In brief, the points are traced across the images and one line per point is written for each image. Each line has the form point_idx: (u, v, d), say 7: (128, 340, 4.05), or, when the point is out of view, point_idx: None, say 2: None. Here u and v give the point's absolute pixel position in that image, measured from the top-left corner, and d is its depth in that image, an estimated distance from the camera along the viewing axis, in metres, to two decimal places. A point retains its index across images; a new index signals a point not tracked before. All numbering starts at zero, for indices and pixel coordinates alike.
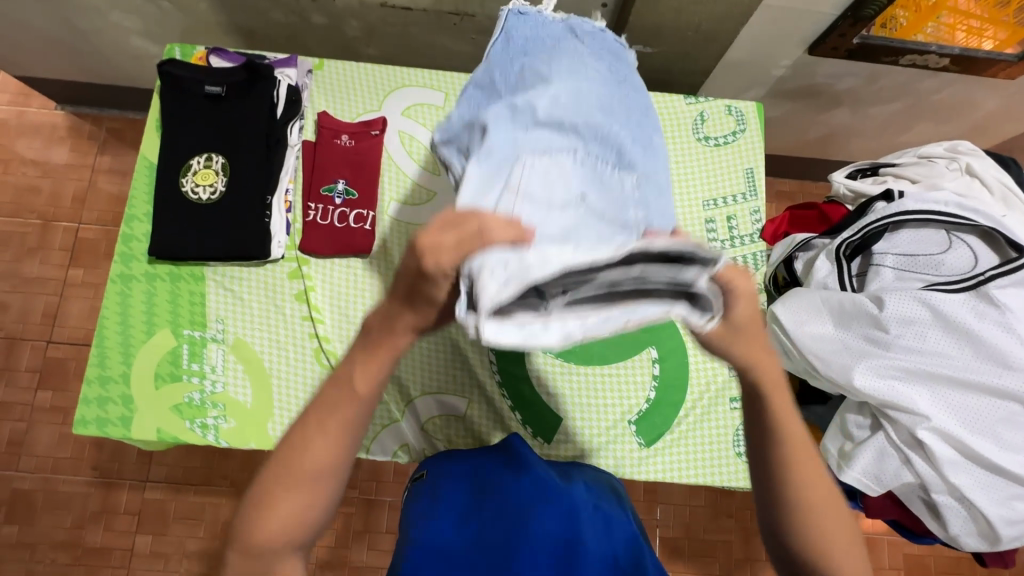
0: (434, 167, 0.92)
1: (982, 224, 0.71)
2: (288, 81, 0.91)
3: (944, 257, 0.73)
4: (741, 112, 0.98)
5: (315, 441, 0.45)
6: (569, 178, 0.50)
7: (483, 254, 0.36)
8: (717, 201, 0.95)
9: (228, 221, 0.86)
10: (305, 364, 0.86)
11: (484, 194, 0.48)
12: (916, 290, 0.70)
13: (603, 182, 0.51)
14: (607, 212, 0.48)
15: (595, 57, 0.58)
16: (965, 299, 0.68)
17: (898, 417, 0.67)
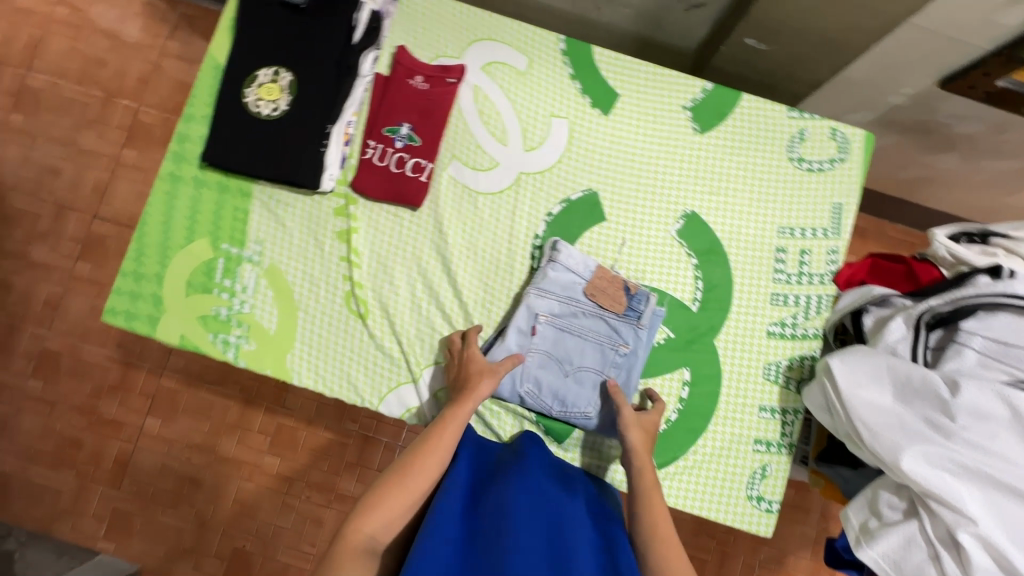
0: (502, 136, 0.88)
1: None
2: (371, 6, 0.85)
3: None
4: (846, 138, 0.88)
5: (414, 466, 0.68)
6: (579, 359, 0.83)
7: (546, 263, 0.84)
8: (794, 230, 0.87)
9: (282, 143, 0.82)
10: (333, 305, 0.84)
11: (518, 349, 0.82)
12: (999, 384, 0.64)
13: (604, 362, 0.83)
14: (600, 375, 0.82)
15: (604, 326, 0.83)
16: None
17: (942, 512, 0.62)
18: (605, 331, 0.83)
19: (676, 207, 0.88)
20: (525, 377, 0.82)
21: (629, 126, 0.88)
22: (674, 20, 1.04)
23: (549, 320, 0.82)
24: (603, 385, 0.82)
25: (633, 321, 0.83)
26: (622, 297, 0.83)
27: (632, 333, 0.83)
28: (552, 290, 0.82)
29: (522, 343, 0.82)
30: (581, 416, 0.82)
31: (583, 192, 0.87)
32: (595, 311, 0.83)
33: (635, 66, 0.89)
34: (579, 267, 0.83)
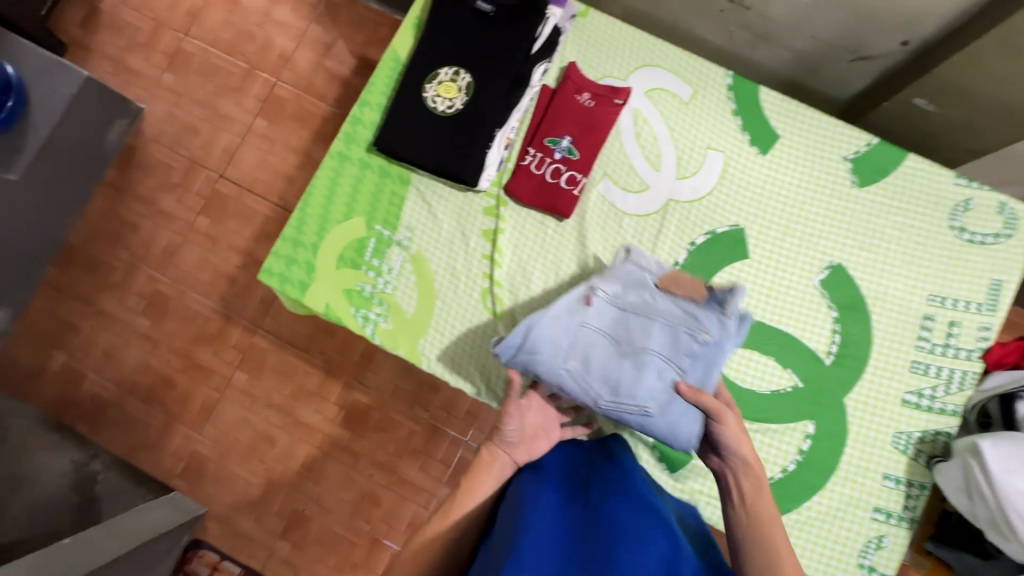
0: (655, 161, 0.89)
1: None
2: (553, 21, 0.88)
3: None
4: (1016, 214, 0.85)
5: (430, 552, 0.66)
6: (643, 341, 0.74)
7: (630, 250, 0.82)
8: (944, 300, 0.85)
9: (451, 138, 0.86)
10: (470, 299, 0.87)
11: (566, 319, 0.76)
12: None
13: (675, 347, 0.74)
14: (666, 363, 0.73)
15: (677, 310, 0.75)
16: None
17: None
18: (682, 316, 0.75)
19: (822, 257, 0.86)
20: (574, 350, 0.75)
21: (783, 169, 0.88)
22: (837, 68, 1.02)
23: (610, 298, 0.78)
24: (669, 375, 0.73)
25: (716, 309, 0.74)
26: (701, 289, 0.77)
27: (718, 321, 0.73)
28: (617, 276, 0.80)
29: (572, 312, 0.77)
30: (639, 412, 0.73)
31: (729, 227, 0.87)
32: (670, 300, 0.76)
33: (799, 112, 0.89)
34: (648, 267, 0.79)
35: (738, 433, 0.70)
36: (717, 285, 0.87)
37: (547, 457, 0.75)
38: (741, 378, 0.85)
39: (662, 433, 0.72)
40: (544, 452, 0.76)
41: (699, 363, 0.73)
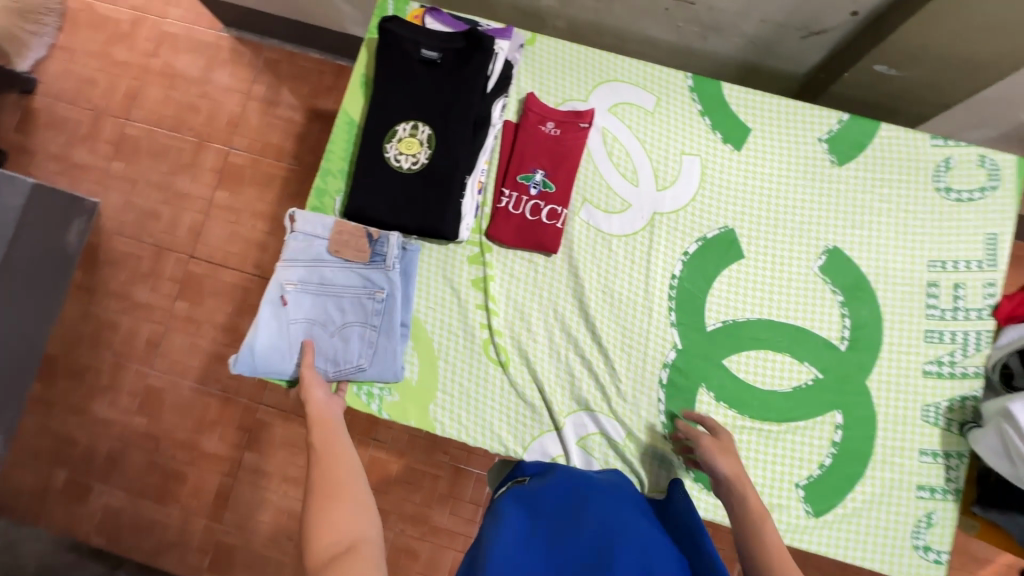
0: (632, 177, 0.87)
1: None
2: (503, 54, 0.86)
3: None
4: (997, 165, 0.85)
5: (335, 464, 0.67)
6: (344, 313, 0.84)
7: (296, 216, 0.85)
8: (945, 264, 0.84)
9: (423, 195, 0.83)
10: (473, 353, 0.85)
11: (271, 326, 0.82)
12: None
13: (365, 308, 0.84)
14: (365, 324, 0.84)
15: (353, 276, 0.84)
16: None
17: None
18: (360, 282, 0.84)
19: (816, 244, 0.85)
20: (289, 350, 0.83)
21: (760, 162, 0.87)
22: (789, 47, 1.02)
23: (299, 287, 0.83)
24: (369, 336, 0.83)
25: (381, 265, 0.84)
26: (365, 245, 0.84)
27: (384, 277, 0.84)
28: (297, 259, 0.84)
29: (273, 314, 0.83)
30: (356, 369, 0.83)
31: (719, 230, 0.86)
32: (342, 265, 0.84)
33: (765, 102, 0.88)
34: (316, 236, 0.84)
35: (731, 462, 0.72)
36: (718, 292, 0.85)
37: (545, 484, 0.70)
38: (760, 380, 0.83)
39: (376, 376, 0.83)
40: (543, 484, 0.70)
41: (391, 301, 0.84)
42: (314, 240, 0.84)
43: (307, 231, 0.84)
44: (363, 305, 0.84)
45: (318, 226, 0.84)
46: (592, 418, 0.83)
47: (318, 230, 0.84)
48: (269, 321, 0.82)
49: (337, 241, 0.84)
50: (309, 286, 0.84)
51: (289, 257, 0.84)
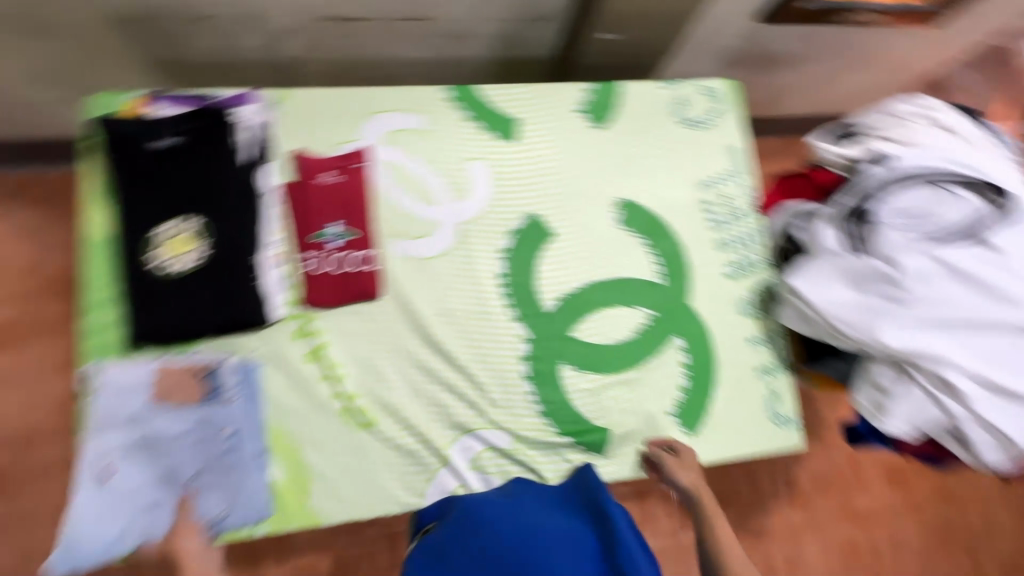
0: (429, 197, 0.88)
1: (969, 175, 0.76)
2: (249, 122, 0.82)
3: (938, 210, 0.77)
4: (717, 90, 0.99)
5: None
6: (187, 466, 0.75)
7: (100, 368, 0.74)
8: (709, 181, 0.97)
9: (216, 290, 0.76)
10: (335, 427, 0.80)
11: (92, 508, 0.70)
12: (922, 246, 0.76)
13: (211, 452, 0.75)
14: (217, 470, 0.75)
15: (189, 422, 0.75)
16: (963, 251, 0.75)
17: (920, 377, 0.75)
18: (199, 425, 0.76)
19: (609, 201, 0.93)
20: (126, 529, 0.72)
21: (537, 146, 0.92)
22: (529, 36, 1.11)
23: (122, 455, 0.72)
24: (223, 482, 0.75)
25: (221, 400, 0.76)
26: (197, 383, 0.76)
27: (227, 411, 0.76)
28: (113, 422, 0.73)
29: (92, 494, 0.71)
30: (216, 522, 0.75)
31: (525, 218, 0.90)
32: (173, 411, 0.75)
33: (522, 90, 0.93)
34: (132, 388, 0.74)
35: (691, 479, 0.82)
36: (544, 273, 0.89)
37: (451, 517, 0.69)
38: (607, 337, 0.89)
39: (242, 520, 0.76)
40: (447, 519, 0.69)
41: (239, 434, 0.76)
42: (130, 392, 0.74)
43: (119, 384, 0.73)
44: (208, 448, 0.75)
45: (132, 377, 0.74)
46: (476, 437, 0.83)
47: (134, 380, 0.74)
48: (89, 503, 0.70)
49: (160, 386, 0.74)
50: (134, 448, 0.73)
51: (101, 422, 0.72)
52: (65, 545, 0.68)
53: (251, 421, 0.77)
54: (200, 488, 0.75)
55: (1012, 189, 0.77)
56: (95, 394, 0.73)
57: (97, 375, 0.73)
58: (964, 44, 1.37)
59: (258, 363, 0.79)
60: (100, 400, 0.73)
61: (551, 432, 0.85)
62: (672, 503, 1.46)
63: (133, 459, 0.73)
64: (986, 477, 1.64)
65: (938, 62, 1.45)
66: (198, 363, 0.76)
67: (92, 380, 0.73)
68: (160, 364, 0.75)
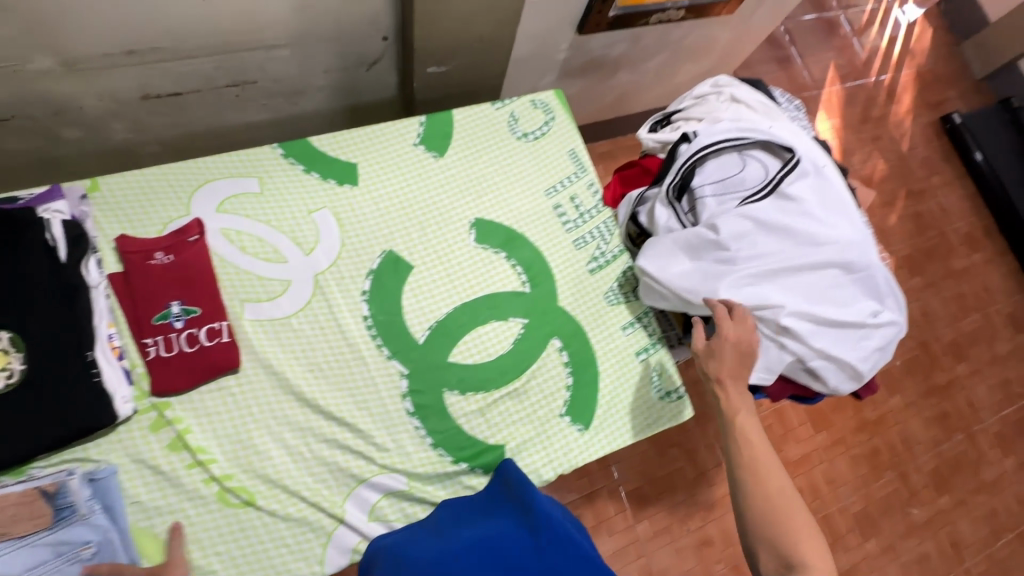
0: (277, 256, 0.87)
1: (760, 137, 0.84)
2: (60, 217, 0.77)
3: (744, 174, 0.85)
4: (545, 102, 1.06)
5: None
6: None
7: None
8: (557, 187, 1.02)
9: (43, 404, 0.70)
10: (212, 515, 0.75)
11: None
12: (737, 207, 0.82)
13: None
14: None
15: (36, 549, 0.68)
16: (770, 204, 0.82)
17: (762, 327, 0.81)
18: (52, 550, 0.69)
19: (462, 223, 0.95)
20: None
21: (381, 185, 0.94)
22: (366, 81, 1.13)
23: None
24: None
25: (75, 518, 0.70)
26: (42, 506, 0.69)
27: (85, 528, 0.70)
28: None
29: None
30: None
31: (380, 257, 0.90)
32: (14, 544, 0.67)
33: (355, 136, 0.95)
34: None
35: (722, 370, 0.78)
36: (410, 306, 0.89)
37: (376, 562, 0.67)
38: (485, 355, 0.90)
39: None
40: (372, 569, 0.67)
41: (103, 550, 0.70)
42: None
43: None
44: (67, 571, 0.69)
45: None
46: (370, 486, 0.81)
47: None
48: None
49: None
50: None
51: None
52: None
53: (115, 532, 0.71)
54: None
55: (798, 145, 0.86)
56: None
57: None
58: (768, 23, 1.54)
59: (112, 468, 0.73)
60: None
61: (446, 462, 0.84)
62: (622, 499, 1.46)
63: None
64: (895, 398, 1.77)
65: (753, 41, 1.61)
66: (40, 483, 0.70)
67: None
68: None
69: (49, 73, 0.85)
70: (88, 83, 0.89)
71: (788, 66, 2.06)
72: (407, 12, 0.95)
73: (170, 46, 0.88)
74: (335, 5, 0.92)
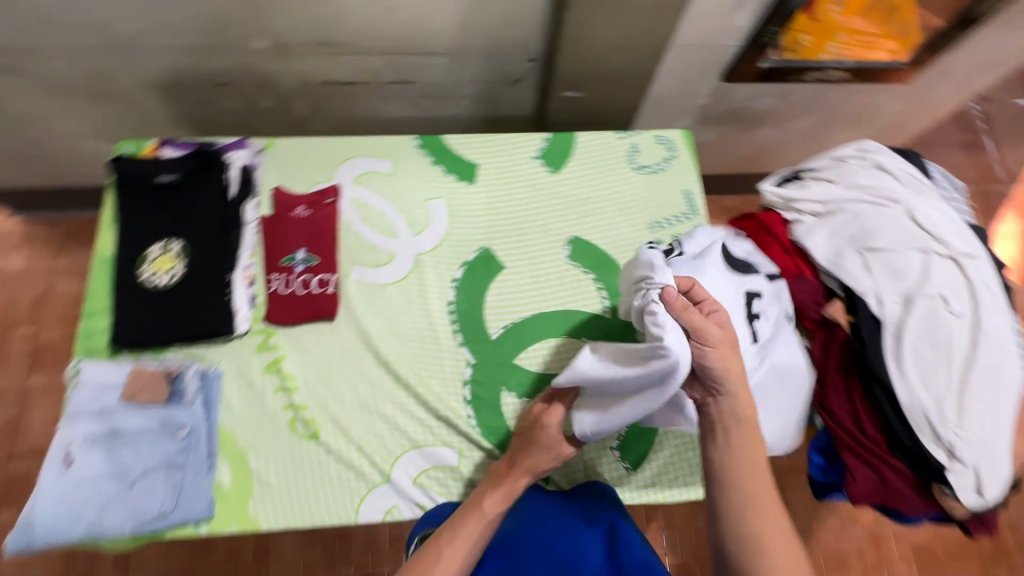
0: (390, 231, 0.97)
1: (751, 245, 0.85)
2: (239, 163, 0.96)
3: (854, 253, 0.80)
4: (669, 140, 1.06)
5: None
6: (143, 460, 0.81)
7: (86, 363, 0.84)
8: (662, 223, 1.01)
9: (190, 306, 0.87)
10: (280, 436, 0.85)
11: (55, 490, 0.77)
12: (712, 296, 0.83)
13: (166, 450, 0.82)
14: (170, 467, 0.81)
15: (151, 419, 0.83)
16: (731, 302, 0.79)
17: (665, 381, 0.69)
18: (160, 424, 0.83)
19: (560, 238, 0.99)
20: (80, 515, 0.77)
21: (494, 188, 1.01)
22: (506, 96, 1.23)
23: (87, 443, 0.79)
24: (173, 478, 0.81)
25: (182, 401, 0.84)
26: (164, 385, 0.84)
27: (187, 412, 0.84)
28: (84, 412, 0.81)
29: (56, 477, 0.77)
30: (159, 517, 0.79)
31: (477, 252, 0.97)
32: (139, 409, 0.83)
33: (483, 140, 1.03)
34: (109, 383, 0.83)
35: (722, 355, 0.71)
36: (492, 303, 0.94)
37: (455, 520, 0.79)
38: (550, 367, 0.91)
39: (185, 518, 0.80)
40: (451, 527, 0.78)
41: (194, 436, 0.83)
42: (107, 387, 0.83)
43: (98, 380, 0.83)
44: (165, 446, 0.82)
45: (112, 373, 0.84)
46: (421, 454, 0.86)
47: (112, 376, 0.84)
48: (52, 486, 0.77)
49: (131, 384, 0.83)
50: (98, 440, 0.80)
51: (76, 412, 0.81)
52: (23, 523, 0.74)
53: (207, 424, 0.84)
54: (152, 482, 0.80)
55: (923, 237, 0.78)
56: (77, 385, 0.82)
57: (83, 367, 0.84)
58: (952, 99, 1.37)
59: (220, 371, 0.87)
60: (79, 392, 0.82)
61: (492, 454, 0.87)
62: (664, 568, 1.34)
63: (97, 451, 0.80)
64: None
65: (930, 116, 1.45)
66: (168, 367, 0.85)
67: (76, 373, 0.83)
68: (135, 366, 0.85)
69: (262, 52, 1.06)
70: (287, 64, 1.09)
71: (972, 152, 1.80)
72: (555, 38, 1.02)
73: (353, 42, 1.05)
74: (492, 24, 1.03)
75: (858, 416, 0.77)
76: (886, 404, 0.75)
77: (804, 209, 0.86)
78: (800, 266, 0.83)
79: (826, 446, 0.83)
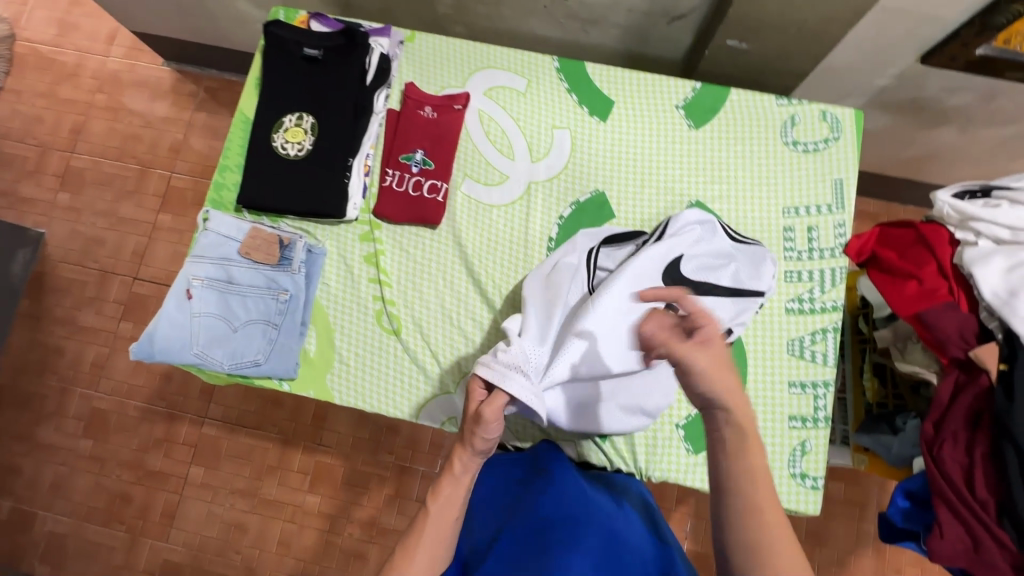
0: (509, 152, 0.94)
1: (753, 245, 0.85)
2: (380, 50, 0.95)
3: None
4: (837, 118, 0.92)
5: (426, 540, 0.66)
6: (247, 312, 0.89)
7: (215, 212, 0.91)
8: (798, 210, 0.91)
9: (308, 180, 0.91)
10: (367, 323, 0.90)
11: (174, 315, 0.86)
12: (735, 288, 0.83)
13: (267, 308, 0.89)
14: (267, 325, 0.88)
15: (258, 277, 0.90)
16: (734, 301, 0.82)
17: (491, 375, 0.71)
18: (265, 283, 0.89)
19: (681, 200, 0.92)
20: (190, 343, 0.86)
21: (626, 131, 0.94)
22: (660, 33, 1.11)
23: (205, 283, 0.88)
24: (270, 334, 0.88)
25: (288, 268, 0.89)
26: (275, 250, 0.90)
27: (290, 280, 0.89)
28: (207, 256, 0.89)
29: (176, 306, 0.87)
30: (252, 364, 0.87)
31: (590, 194, 0.92)
32: (251, 265, 0.90)
33: (626, 76, 0.95)
34: (230, 234, 0.90)
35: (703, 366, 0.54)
36: None
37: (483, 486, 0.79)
38: None
39: (273, 372, 0.87)
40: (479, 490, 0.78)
41: (293, 303, 0.89)
42: (228, 237, 0.90)
43: (223, 231, 0.90)
44: (267, 305, 0.89)
45: (235, 226, 0.91)
46: None
47: (232, 229, 0.90)
48: (172, 313, 0.86)
49: (248, 242, 0.90)
50: (214, 283, 0.88)
51: (199, 252, 0.89)
52: (146, 335, 0.85)
53: (306, 294, 0.89)
54: (252, 333, 0.88)
55: None
56: (204, 231, 0.90)
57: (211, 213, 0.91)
58: None
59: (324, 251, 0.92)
60: (205, 237, 0.90)
61: None
62: None
63: (212, 293, 0.88)
64: None
65: None
66: (280, 235, 0.90)
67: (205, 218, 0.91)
68: (254, 226, 0.91)
69: None
70: None
71: None
72: None
73: None
74: None
75: (971, 471, 0.69)
76: (1012, 460, 0.65)
77: (985, 231, 0.73)
78: (955, 295, 0.73)
79: (918, 493, 0.75)
